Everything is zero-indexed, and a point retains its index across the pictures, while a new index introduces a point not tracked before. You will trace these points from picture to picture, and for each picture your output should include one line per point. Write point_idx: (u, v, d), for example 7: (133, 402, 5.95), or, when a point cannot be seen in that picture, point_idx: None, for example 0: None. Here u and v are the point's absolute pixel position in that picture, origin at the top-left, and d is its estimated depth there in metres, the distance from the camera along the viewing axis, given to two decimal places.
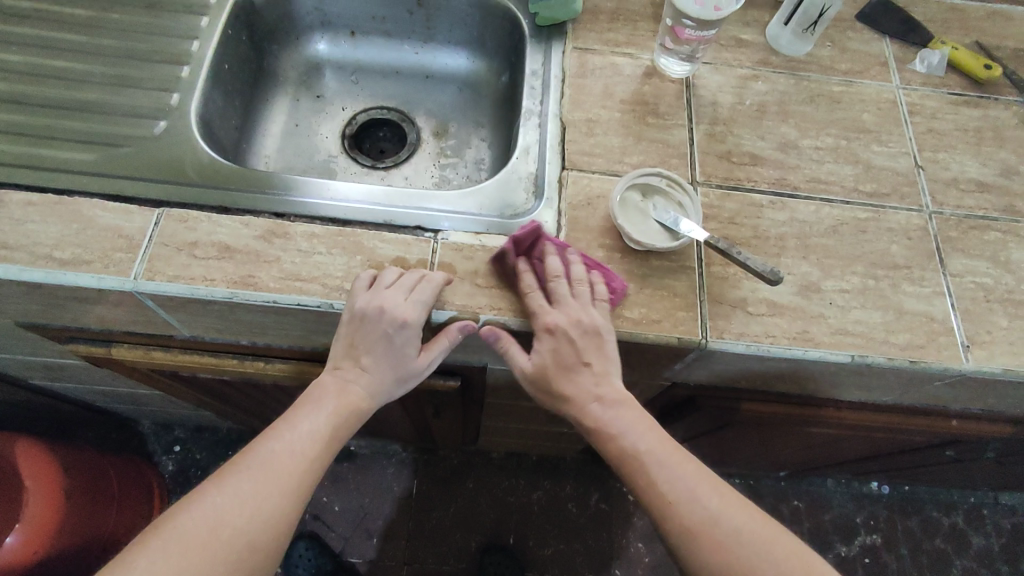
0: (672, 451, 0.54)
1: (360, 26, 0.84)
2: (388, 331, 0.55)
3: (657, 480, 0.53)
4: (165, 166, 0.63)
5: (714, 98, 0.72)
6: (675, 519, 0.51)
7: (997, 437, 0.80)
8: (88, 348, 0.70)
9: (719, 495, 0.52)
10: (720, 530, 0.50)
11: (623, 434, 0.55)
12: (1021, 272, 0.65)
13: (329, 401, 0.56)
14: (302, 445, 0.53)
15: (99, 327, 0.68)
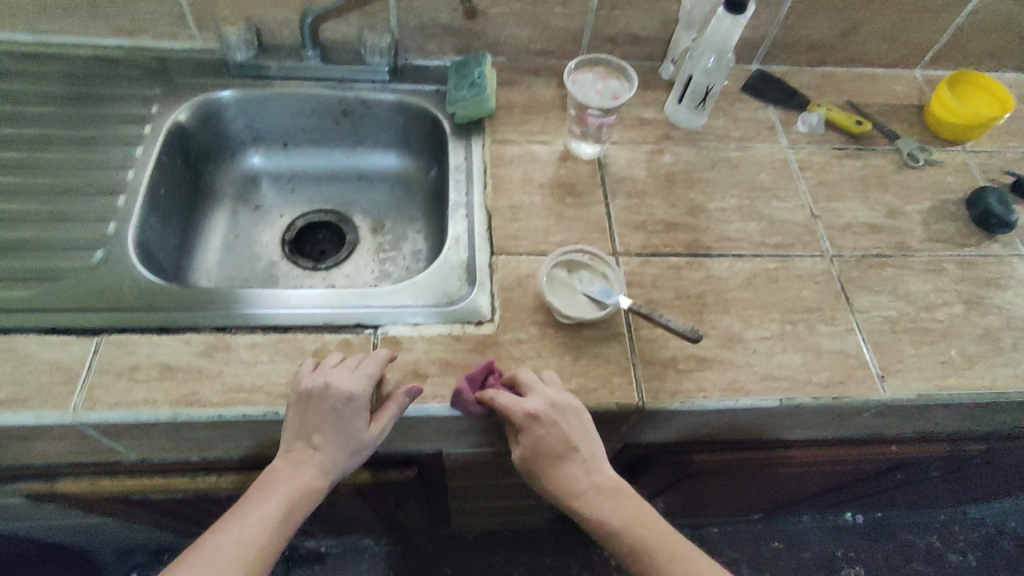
0: (675, 543, 0.55)
1: (293, 138, 0.89)
2: (337, 407, 0.55)
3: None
4: (103, 294, 0.64)
5: (626, 174, 0.79)
6: None
7: (937, 456, 0.84)
8: (28, 485, 0.68)
9: None
10: None
11: (625, 529, 0.56)
12: (918, 301, 0.71)
13: (277, 485, 0.54)
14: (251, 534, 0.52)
15: (40, 462, 0.66)
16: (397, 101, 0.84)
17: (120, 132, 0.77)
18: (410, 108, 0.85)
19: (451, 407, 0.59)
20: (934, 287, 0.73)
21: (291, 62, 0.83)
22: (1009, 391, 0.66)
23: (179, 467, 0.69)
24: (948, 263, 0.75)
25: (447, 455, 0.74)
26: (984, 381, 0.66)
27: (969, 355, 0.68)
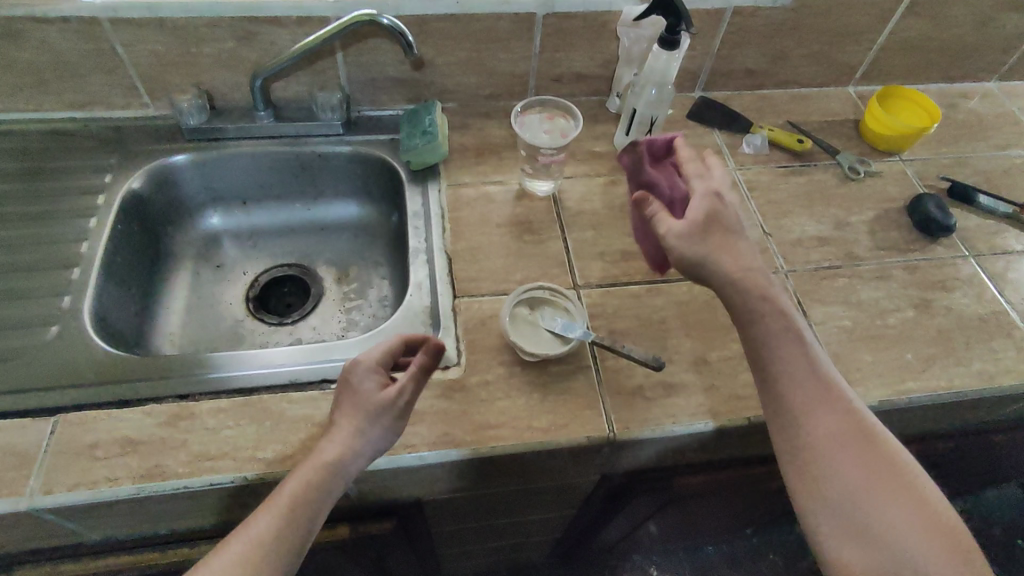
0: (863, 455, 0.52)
1: (252, 195, 0.89)
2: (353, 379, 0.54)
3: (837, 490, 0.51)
4: (60, 371, 0.63)
5: (581, 207, 0.81)
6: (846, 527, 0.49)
7: (910, 457, 0.86)
8: None
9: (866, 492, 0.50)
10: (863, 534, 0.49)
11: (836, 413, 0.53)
12: (871, 309, 0.74)
13: (283, 498, 0.48)
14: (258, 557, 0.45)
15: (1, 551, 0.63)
16: (352, 152, 0.86)
17: (73, 204, 0.76)
18: (365, 158, 0.86)
19: (421, 456, 0.59)
20: (885, 294, 0.75)
21: (244, 122, 0.84)
22: (966, 389, 0.68)
23: (152, 541, 0.67)
24: (896, 269, 0.78)
25: (427, 502, 0.73)
26: (941, 381, 0.68)
27: (924, 357, 0.70)
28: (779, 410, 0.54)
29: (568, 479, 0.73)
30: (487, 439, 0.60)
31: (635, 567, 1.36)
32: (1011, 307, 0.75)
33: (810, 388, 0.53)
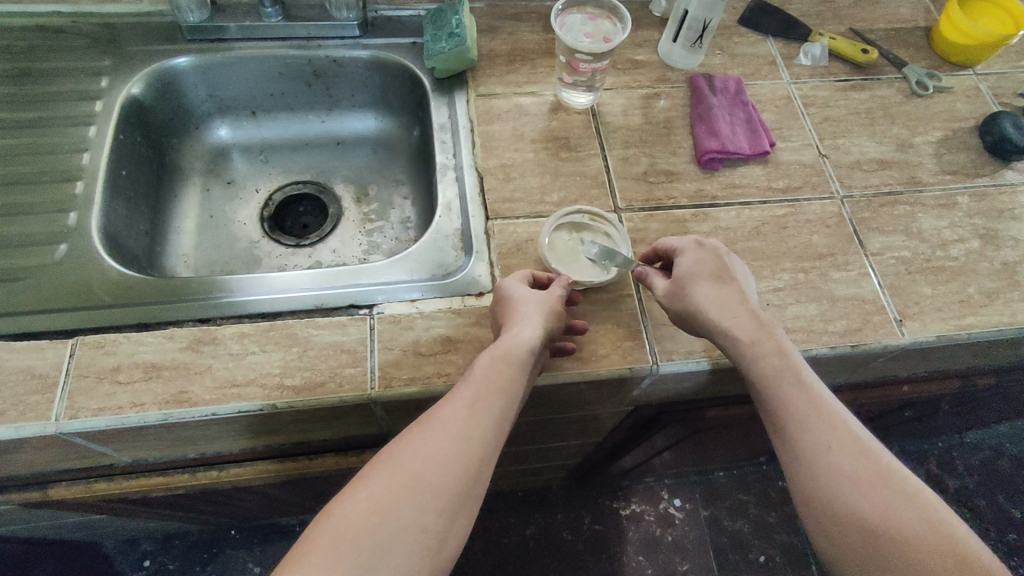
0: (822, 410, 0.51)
1: (261, 105, 0.82)
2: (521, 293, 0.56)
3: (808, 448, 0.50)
4: (73, 292, 0.59)
5: (622, 122, 0.74)
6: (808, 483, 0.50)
7: (947, 393, 0.83)
8: (21, 495, 0.64)
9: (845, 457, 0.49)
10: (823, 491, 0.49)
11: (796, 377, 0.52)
12: (932, 239, 0.69)
13: (472, 397, 0.49)
14: (445, 451, 0.47)
15: (28, 471, 0.62)
16: (370, 57, 0.78)
17: (69, 110, 0.70)
18: (384, 64, 0.78)
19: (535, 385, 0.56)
20: (949, 223, 0.70)
21: (251, 21, 0.75)
22: None
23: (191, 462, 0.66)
24: (961, 196, 0.72)
25: None
26: (1003, 316, 0.64)
27: (987, 291, 0.66)
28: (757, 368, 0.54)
29: (601, 409, 0.71)
30: None
31: (648, 490, 1.38)
32: None
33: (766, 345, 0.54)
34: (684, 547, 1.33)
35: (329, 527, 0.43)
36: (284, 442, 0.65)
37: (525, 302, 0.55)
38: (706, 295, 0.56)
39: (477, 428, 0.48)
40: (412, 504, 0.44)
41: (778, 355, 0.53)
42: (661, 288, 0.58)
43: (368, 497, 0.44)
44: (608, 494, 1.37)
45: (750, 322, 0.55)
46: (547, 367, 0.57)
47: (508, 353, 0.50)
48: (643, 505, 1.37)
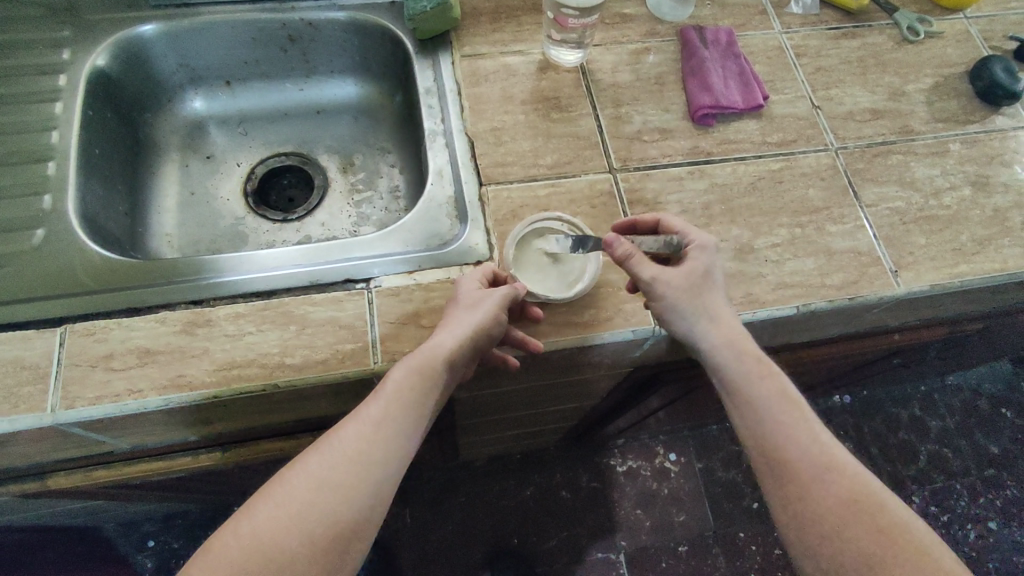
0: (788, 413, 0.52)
1: (235, 74, 0.78)
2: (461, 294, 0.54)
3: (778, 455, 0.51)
4: (55, 279, 0.57)
5: (613, 79, 0.72)
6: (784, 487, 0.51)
7: (936, 339, 0.85)
8: (20, 486, 0.63)
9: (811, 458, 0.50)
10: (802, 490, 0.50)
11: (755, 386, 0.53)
12: (926, 189, 0.69)
13: (385, 407, 0.49)
14: (357, 465, 0.47)
15: (26, 462, 0.61)
16: (347, 18, 0.74)
17: (31, 86, 0.66)
18: (363, 25, 0.75)
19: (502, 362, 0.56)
20: (941, 171, 0.70)
21: None
22: (1020, 270, 0.65)
23: (187, 445, 0.66)
24: (953, 143, 0.72)
25: (458, 399, 0.72)
26: (995, 263, 0.65)
27: (980, 239, 0.66)
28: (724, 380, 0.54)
29: (601, 372, 0.71)
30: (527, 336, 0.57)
31: (643, 446, 1.41)
32: None
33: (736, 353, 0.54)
34: (680, 500, 1.37)
35: (238, 530, 0.45)
36: (288, 419, 0.65)
37: (457, 308, 0.53)
38: (700, 307, 0.55)
39: (389, 443, 0.49)
40: (322, 516, 0.45)
41: (755, 357, 0.54)
42: (645, 270, 0.54)
43: (279, 505, 0.46)
44: (603, 452, 1.40)
45: (733, 331, 0.55)
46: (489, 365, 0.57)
47: (428, 362, 0.50)
48: (638, 461, 1.40)
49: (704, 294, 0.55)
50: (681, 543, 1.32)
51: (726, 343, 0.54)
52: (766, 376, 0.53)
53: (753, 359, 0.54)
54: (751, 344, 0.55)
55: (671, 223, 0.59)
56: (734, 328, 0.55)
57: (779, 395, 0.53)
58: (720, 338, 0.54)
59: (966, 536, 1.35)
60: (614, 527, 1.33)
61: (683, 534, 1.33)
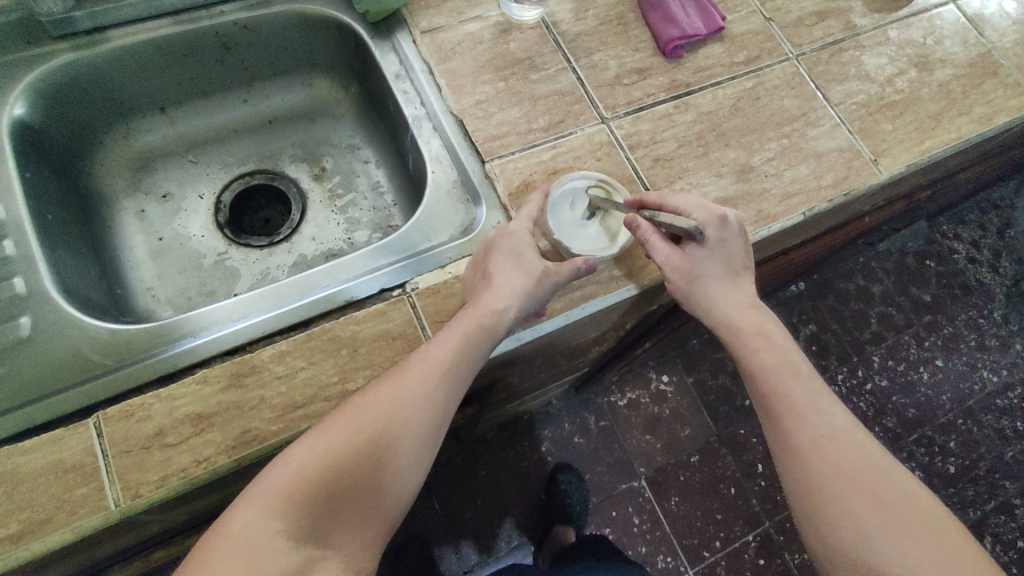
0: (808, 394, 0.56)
1: (170, 98, 0.71)
2: (520, 247, 0.55)
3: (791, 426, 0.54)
4: (64, 367, 0.52)
5: (578, 28, 0.71)
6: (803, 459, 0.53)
7: (891, 214, 0.95)
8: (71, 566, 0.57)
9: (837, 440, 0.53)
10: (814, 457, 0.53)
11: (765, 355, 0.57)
12: (880, 78, 0.74)
13: (439, 360, 0.51)
14: (417, 415, 0.50)
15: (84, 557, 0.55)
16: (284, 12, 0.68)
17: None
18: (302, 17, 0.69)
19: (520, 338, 0.57)
20: (888, 59, 0.75)
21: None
22: (971, 136, 0.72)
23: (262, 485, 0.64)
24: (891, 31, 0.77)
25: (498, 378, 0.72)
26: (952, 133, 0.72)
27: (934, 115, 0.72)
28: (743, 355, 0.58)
29: (630, 316, 0.73)
30: (576, 301, 0.58)
31: (636, 376, 1.38)
32: (993, 47, 0.78)
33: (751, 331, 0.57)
34: (682, 416, 1.36)
35: (298, 454, 0.47)
36: None
37: (518, 268, 0.54)
38: (704, 285, 0.57)
39: (447, 396, 0.51)
40: (377, 457, 0.49)
41: (755, 329, 0.57)
42: (658, 253, 0.56)
43: (340, 437, 0.47)
44: (602, 391, 1.36)
45: (735, 304, 0.58)
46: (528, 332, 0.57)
47: (480, 322, 0.52)
48: (636, 391, 1.37)
49: (705, 271, 0.57)
50: (692, 454, 1.32)
51: (728, 318, 0.57)
52: (770, 347, 0.57)
53: (747, 321, 0.57)
54: (752, 317, 0.58)
55: (676, 202, 0.58)
56: (738, 299, 0.58)
57: (790, 368, 0.56)
58: (722, 313, 0.57)
59: (922, 378, 1.44)
60: (629, 458, 1.31)
61: (691, 445, 1.33)
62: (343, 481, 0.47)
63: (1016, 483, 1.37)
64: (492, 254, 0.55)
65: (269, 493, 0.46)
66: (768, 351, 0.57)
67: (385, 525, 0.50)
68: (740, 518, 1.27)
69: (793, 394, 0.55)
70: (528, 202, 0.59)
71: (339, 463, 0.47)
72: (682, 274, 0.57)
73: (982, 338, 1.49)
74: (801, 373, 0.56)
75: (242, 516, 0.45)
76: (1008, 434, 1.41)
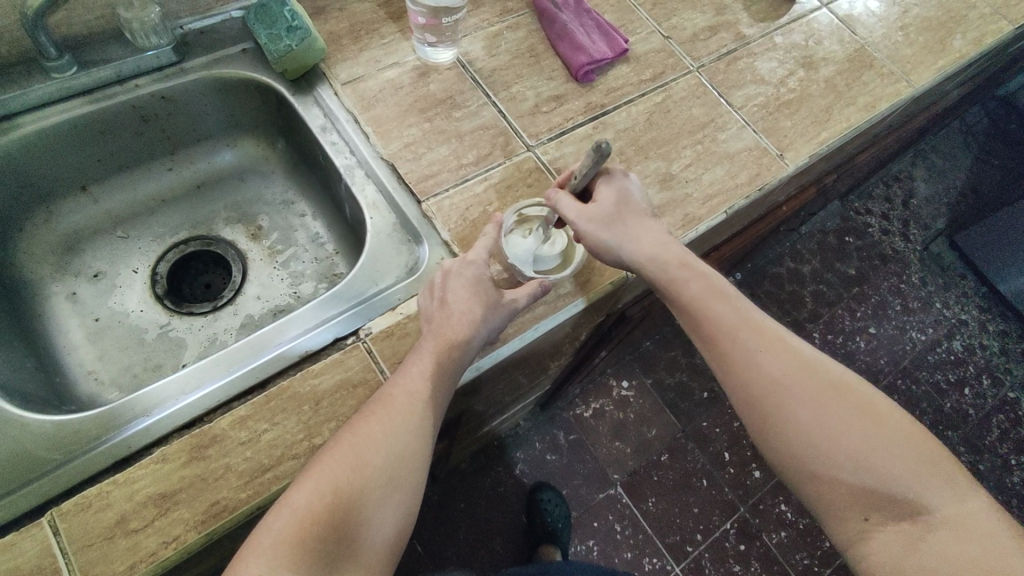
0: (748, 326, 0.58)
1: (92, 176, 0.69)
2: (478, 275, 0.57)
3: (746, 358, 0.57)
4: (9, 468, 0.49)
5: (492, 64, 0.74)
6: (757, 378, 0.56)
7: (805, 199, 1.02)
8: None
9: (778, 357, 0.57)
10: (767, 378, 0.56)
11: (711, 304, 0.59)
12: (774, 79, 0.80)
13: (420, 389, 0.51)
14: (406, 447, 0.51)
15: None
16: (202, 78, 0.68)
17: None
18: (220, 82, 0.69)
19: (480, 367, 0.59)
20: (778, 62, 0.82)
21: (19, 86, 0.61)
22: (860, 123, 0.79)
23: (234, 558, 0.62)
24: (777, 37, 0.84)
25: (464, 408, 0.73)
26: (844, 122, 0.79)
27: (826, 107, 0.79)
28: (686, 311, 0.60)
29: (581, 329, 0.76)
30: (527, 323, 0.60)
31: (597, 385, 1.41)
32: (866, 42, 0.86)
33: (699, 285, 0.60)
34: (646, 418, 1.39)
35: (297, 500, 0.46)
36: None
37: (478, 296, 0.55)
38: (625, 226, 0.60)
39: (429, 424, 0.52)
40: (376, 493, 0.49)
41: (716, 291, 0.60)
42: (568, 210, 0.59)
43: (339, 478, 0.47)
44: (567, 406, 1.38)
45: (655, 241, 0.60)
46: (486, 358, 0.59)
47: (450, 348, 0.53)
48: (600, 400, 1.39)
49: (618, 209, 0.60)
50: (661, 453, 1.35)
51: (652, 250, 0.59)
52: (698, 277, 0.60)
53: (720, 296, 0.60)
54: (677, 251, 0.60)
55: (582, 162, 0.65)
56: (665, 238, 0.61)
57: (761, 331, 0.58)
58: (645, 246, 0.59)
59: (859, 346, 1.53)
60: (602, 468, 1.33)
61: (660, 444, 1.36)
62: (346, 521, 0.47)
63: (958, 431, 1.47)
64: (449, 281, 0.56)
65: (275, 543, 0.45)
66: (698, 281, 0.60)
67: (390, 556, 0.50)
68: (716, 508, 1.31)
69: (727, 322, 0.59)
70: (483, 233, 0.60)
71: (339, 503, 0.47)
72: (597, 214, 0.59)
73: (905, 301, 1.60)
74: (728, 298, 0.60)
75: (251, 568, 0.44)
76: (943, 386, 1.51)
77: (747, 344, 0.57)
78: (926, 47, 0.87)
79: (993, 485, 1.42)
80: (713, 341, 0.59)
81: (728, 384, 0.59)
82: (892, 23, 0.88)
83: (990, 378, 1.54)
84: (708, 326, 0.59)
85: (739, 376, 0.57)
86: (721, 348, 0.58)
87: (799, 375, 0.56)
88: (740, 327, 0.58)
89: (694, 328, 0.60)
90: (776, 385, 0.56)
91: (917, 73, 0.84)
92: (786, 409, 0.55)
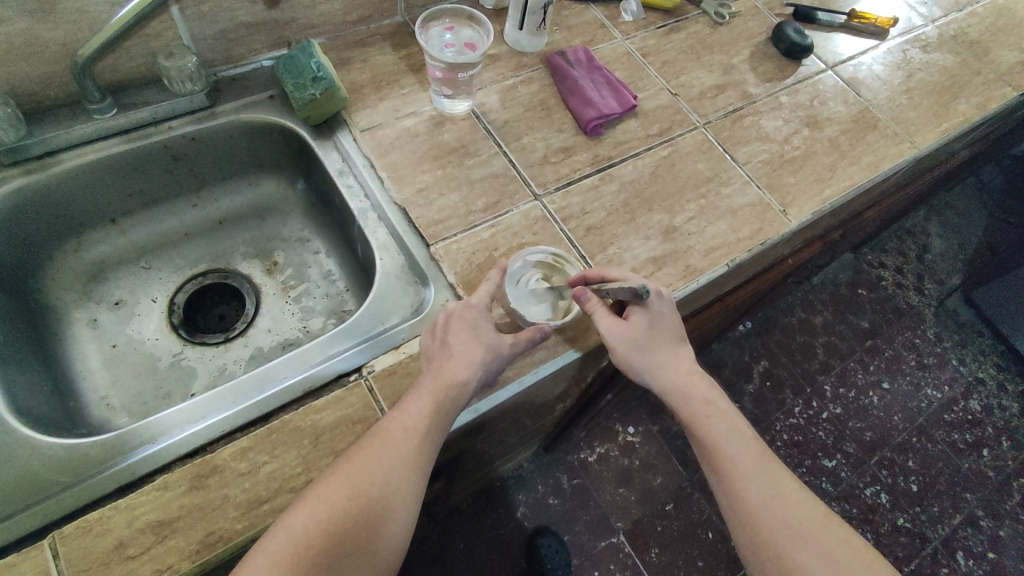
0: (761, 467, 0.59)
1: (120, 210, 0.73)
2: (478, 320, 0.58)
3: (757, 503, 0.57)
4: (17, 488, 0.51)
5: (505, 116, 0.78)
6: (768, 524, 0.57)
7: (813, 252, 1.02)
8: None
9: (791, 507, 0.57)
10: (776, 525, 0.56)
11: (729, 443, 0.60)
12: (779, 136, 0.83)
13: (417, 423, 0.53)
14: (402, 480, 0.52)
15: None
16: (230, 122, 0.73)
17: None
18: (247, 126, 0.74)
19: (477, 409, 0.60)
20: (783, 121, 0.84)
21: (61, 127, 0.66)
22: (863, 182, 0.81)
23: None
24: (783, 96, 0.87)
25: (464, 449, 0.74)
26: (848, 181, 0.80)
27: (830, 164, 0.81)
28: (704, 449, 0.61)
29: (582, 374, 0.76)
30: (526, 368, 0.61)
31: (602, 430, 1.40)
32: (870, 104, 0.88)
33: (721, 425, 0.61)
34: (652, 465, 1.37)
35: (293, 524, 0.47)
36: None
37: (477, 341, 0.57)
38: (650, 355, 0.62)
39: (425, 459, 0.53)
40: (370, 523, 0.50)
41: (731, 428, 0.61)
42: (602, 323, 0.61)
43: (335, 506, 0.48)
44: (571, 449, 1.37)
45: (682, 376, 0.62)
46: (484, 399, 0.60)
47: (449, 389, 0.54)
48: (605, 445, 1.38)
49: (651, 339, 0.62)
50: (667, 502, 1.33)
51: (675, 385, 0.62)
52: (719, 416, 0.61)
53: (740, 435, 0.61)
54: (703, 387, 0.63)
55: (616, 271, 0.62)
56: (688, 372, 0.63)
57: (772, 472, 0.59)
58: (668, 380, 0.62)
59: (872, 401, 1.50)
60: (604, 514, 1.31)
61: (665, 493, 1.34)
62: (339, 549, 0.48)
63: (976, 494, 1.42)
64: (451, 323, 0.58)
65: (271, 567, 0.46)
66: (720, 420, 0.61)
67: None
68: (722, 562, 1.27)
69: (742, 461, 0.59)
70: (486, 279, 0.61)
71: (334, 531, 0.48)
72: (629, 344, 0.61)
73: (920, 357, 1.58)
74: (746, 439, 0.61)
75: None
76: (960, 446, 1.48)
77: (764, 492, 0.58)
78: (931, 110, 0.89)
79: (1016, 555, 1.36)
80: (730, 483, 0.59)
81: (737, 523, 0.58)
82: (897, 86, 0.91)
83: (1010, 440, 1.50)
84: (725, 465, 0.59)
85: (751, 518, 0.57)
86: (738, 488, 0.58)
87: (811, 528, 0.56)
88: (756, 472, 0.59)
89: (710, 464, 0.61)
90: (788, 534, 0.56)
91: (921, 135, 0.86)
92: (794, 557, 0.55)
